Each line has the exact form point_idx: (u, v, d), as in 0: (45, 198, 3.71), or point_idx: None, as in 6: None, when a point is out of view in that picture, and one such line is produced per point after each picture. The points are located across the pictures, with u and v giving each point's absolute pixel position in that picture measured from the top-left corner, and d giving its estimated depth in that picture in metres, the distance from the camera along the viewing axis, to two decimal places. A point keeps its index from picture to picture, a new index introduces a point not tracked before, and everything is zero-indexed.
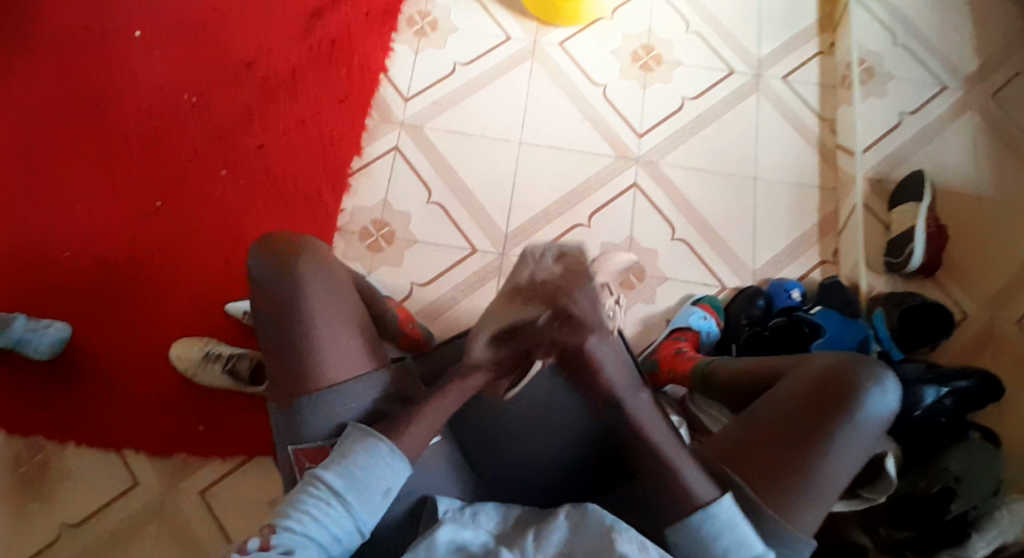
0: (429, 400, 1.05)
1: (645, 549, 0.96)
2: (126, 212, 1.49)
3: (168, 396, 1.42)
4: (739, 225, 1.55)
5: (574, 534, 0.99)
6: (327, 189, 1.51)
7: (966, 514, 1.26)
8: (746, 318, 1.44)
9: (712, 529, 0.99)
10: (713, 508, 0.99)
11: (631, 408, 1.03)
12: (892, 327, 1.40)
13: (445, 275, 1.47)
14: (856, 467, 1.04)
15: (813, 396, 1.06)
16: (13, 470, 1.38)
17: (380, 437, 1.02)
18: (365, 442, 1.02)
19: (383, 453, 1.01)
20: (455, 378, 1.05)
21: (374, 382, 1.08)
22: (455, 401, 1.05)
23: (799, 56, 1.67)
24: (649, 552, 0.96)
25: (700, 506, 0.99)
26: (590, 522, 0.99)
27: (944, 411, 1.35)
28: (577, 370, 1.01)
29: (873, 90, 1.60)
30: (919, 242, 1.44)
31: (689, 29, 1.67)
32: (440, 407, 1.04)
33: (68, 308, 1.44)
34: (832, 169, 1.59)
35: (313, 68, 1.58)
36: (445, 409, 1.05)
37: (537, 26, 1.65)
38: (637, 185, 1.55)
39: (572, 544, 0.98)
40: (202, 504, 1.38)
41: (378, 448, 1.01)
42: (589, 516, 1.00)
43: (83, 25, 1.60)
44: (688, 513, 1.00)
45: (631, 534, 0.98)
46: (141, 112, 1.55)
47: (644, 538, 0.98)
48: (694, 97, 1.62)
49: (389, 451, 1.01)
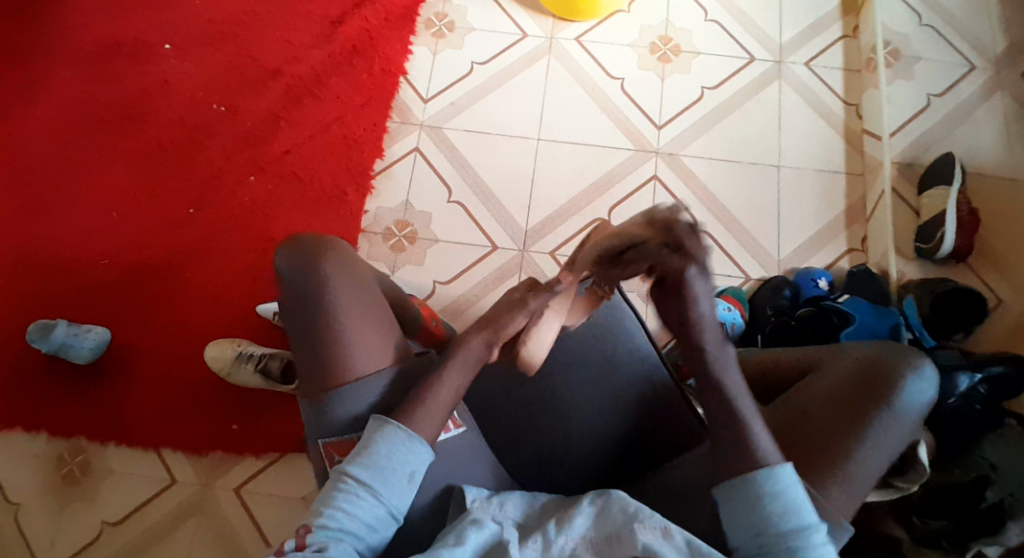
0: (435, 374, 1.06)
1: (669, 534, 0.95)
2: (160, 219, 1.54)
3: (204, 395, 1.47)
4: (763, 215, 1.53)
5: (599, 519, 0.98)
6: (352, 191, 1.54)
7: (1002, 503, 1.23)
8: (771, 308, 1.42)
9: (773, 490, 0.95)
10: (777, 469, 0.96)
11: (711, 358, 1.00)
12: (923, 316, 1.37)
13: (467, 273, 1.49)
14: (890, 459, 1.03)
15: (848, 386, 1.05)
16: (59, 470, 1.44)
17: (397, 424, 1.02)
18: (383, 431, 1.02)
19: (402, 440, 1.02)
20: (455, 351, 1.08)
21: (388, 375, 1.10)
22: (460, 374, 1.07)
23: (822, 41, 1.64)
24: (672, 538, 0.94)
25: (765, 463, 0.96)
26: (611, 510, 0.98)
27: (979, 398, 1.30)
28: (670, 294, 0.96)
29: (900, 72, 1.57)
30: (950, 226, 1.40)
31: (708, 18, 1.65)
32: (446, 380, 1.06)
33: (108, 314, 1.50)
34: (859, 155, 1.57)
35: (336, 72, 1.61)
36: (451, 385, 1.06)
37: (553, 22, 1.65)
38: (657, 177, 1.54)
39: (596, 529, 0.97)
40: (238, 499, 1.42)
41: (397, 434, 1.02)
42: (612, 501, 0.99)
43: (114, 38, 1.66)
44: (753, 468, 0.96)
45: (655, 521, 0.96)
46: (173, 122, 1.60)
47: (668, 523, 0.95)
48: (715, 86, 1.60)
49: (407, 436, 1.02)
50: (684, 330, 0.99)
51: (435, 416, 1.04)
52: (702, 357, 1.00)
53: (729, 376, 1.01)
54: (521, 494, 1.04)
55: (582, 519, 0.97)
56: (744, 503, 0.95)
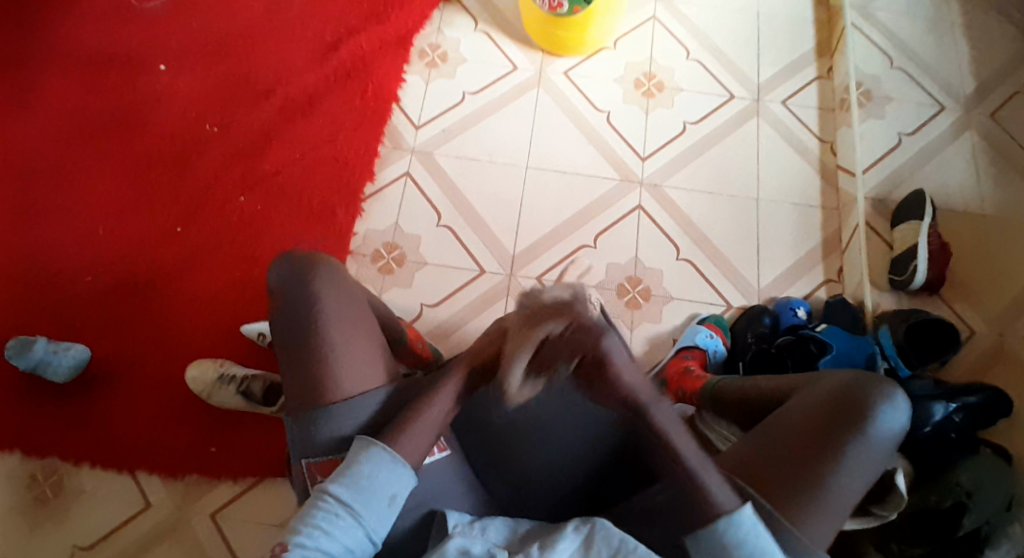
0: (422, 397, 1.04)
1: None
2: (147, 237, 1.53)
3: (183, 416, 1.44)
4: (744, 245, 1.57)
5: (582, 548, 0.97)
6: (341, 212, 1.55)
7: (978, 529, 1.26)
8: (751, 335, 1.46)
9: (738, 536, 0.96)
10: (736, 516, 0.97)
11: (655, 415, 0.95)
12: (897, 343, 1.40)
13: (454, 296, 1.50)
14: (867, 484, 1.05)
15: (824, 415, 1.07)
16: (29, 491, 1.40)
17: (383, 445, 1.02)
18: (368, 450, 1.02)
19: (385, 462, 1.01)
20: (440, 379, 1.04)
21: (375, 395, 1.08)
22: (445, 402, 1.04)
23: (798, 81, 1.71)
24: None
25: (724, 513, 0.97)
26: (597, 541, 0.97)
27: (954, 427, 1.34)
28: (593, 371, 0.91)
29: (872, 112, 1.65)
30: (922, 259, 1.46)
31: (690, 56, 1.72)
32: (434, 405, 1.03)
33: (88, 331, 1.47)
34: (834, 190, 1.62)
35: (329, 97, 1.64)
36: (441, 407, 1.04)
37: (543, 56, 1.70)
38: (642, 207, 1.58)
39: (578, 556, 0.97)
40: (213, 524, 1.39)
41: (381, 455, 1.02)
42: (597, 532, 0.98)
43: (107, 56, 1.67)
44: (714, 518, 0.97)
45: (640, 555, 0.95)
46: (163, 140, 1.60)
47: (651, 557, 0.95)
48: (696, 121, 1.66)
49: (391, 458, 1.01)
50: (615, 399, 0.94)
51: (421, 440, 1.03)
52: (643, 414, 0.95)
53: (679, 440, 0.97)
54: (504, 519, 1.05)
55: (567, 544, 0.97)
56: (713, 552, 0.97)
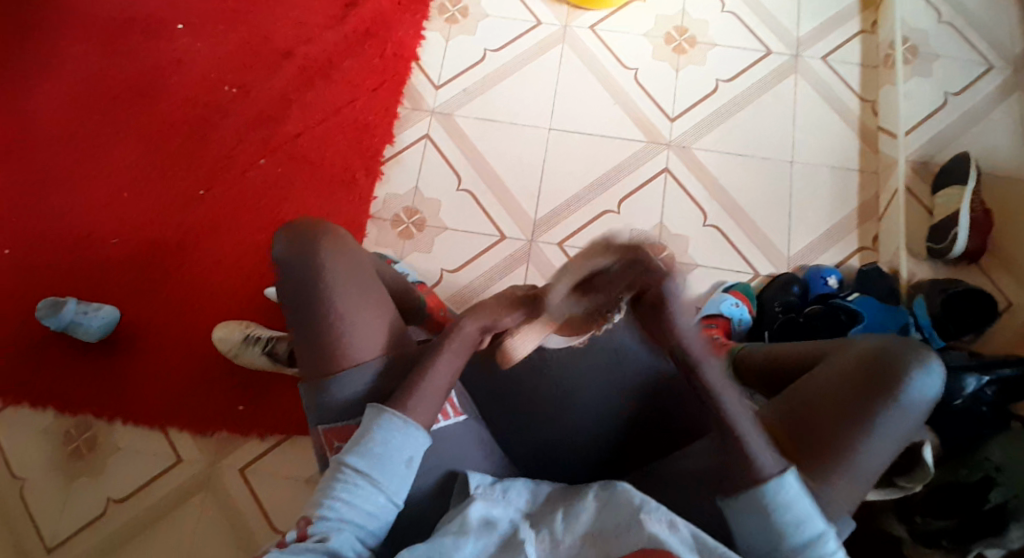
0: (428, 358, 1.02)
1: (675, 527, 0.90)
2: (169, 199, 1.55)
3: (211, 376, 1.47)
4: (776, 210, 1.52)
5: (602, 511, 0.93)
6: (362, 174, 1.54)
7: (1005, 505, 1.19)
8: (779, 304, 1.41)
9: (781, 502, 0.91)
10: (781, 481, 0.91)
11: (705, 370, 0.93)
12: (932, 314, 1.34)
13: (475, 261, 1.49)
14: (894, 452, 0.99)
15: (853, 383, 0.99)
16: (65, 446, 1.45)
17: (392, 410, 0.98)
18: (379, 418, 0.98)
19: (397, 426, 0.98)
20: (451, 333, 1.02)
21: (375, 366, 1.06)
22: (456, 357, 1.02)
23: (841, 35, 1.62)
24: (679, 530, 0.89)
25: (766, 479, 0.92)
26: (617, 502, 0.93)
27: (987, 400, 1.25)
28: (655, 314, 0.90)
29: (918, 70, 1.55)
30: (964, 226, 1.38)
31: (726, 8, 1.64)
32: (441, 365, 1.01)
33: (118, 292, 1.50)
34: (874, 152, 1.55)
35: (349, 55, 1.61)
36: (453, 365, 1.01)
37: (569, 9, 1.64)
38: (668, 169, 1.53)
39: (598, 519, 0.92)
40: (243, 479, 1.43)
41: (392, 421, 0.98)
42: (615, 493, 0.93)
43: (126, 14, 1.65)
44: (753, 484, 0.92)
45: (661, 513, 0.91)
46: (183, 100, 1.60)
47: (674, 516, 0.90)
48: (730, 78, 1.59)
49: (402, 423, 0.98)
50: (669, 345, 0.93)
51: (430, 403, 1.00)
52: (692, 370, 0.93)
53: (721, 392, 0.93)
54: (525, 481, 1.01)
55: (586, 509, 0.93)
56: (756, 516, 0.92)
